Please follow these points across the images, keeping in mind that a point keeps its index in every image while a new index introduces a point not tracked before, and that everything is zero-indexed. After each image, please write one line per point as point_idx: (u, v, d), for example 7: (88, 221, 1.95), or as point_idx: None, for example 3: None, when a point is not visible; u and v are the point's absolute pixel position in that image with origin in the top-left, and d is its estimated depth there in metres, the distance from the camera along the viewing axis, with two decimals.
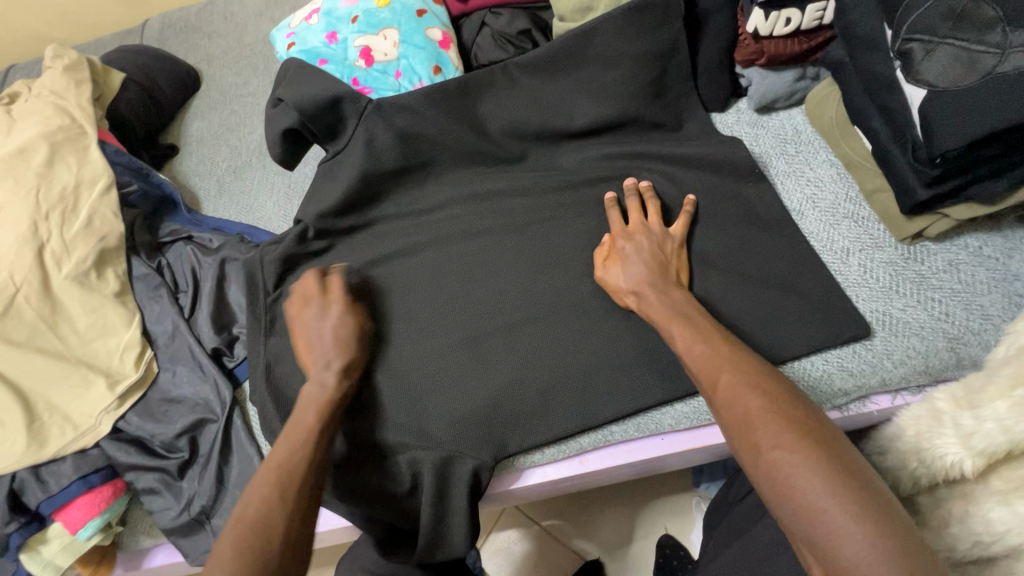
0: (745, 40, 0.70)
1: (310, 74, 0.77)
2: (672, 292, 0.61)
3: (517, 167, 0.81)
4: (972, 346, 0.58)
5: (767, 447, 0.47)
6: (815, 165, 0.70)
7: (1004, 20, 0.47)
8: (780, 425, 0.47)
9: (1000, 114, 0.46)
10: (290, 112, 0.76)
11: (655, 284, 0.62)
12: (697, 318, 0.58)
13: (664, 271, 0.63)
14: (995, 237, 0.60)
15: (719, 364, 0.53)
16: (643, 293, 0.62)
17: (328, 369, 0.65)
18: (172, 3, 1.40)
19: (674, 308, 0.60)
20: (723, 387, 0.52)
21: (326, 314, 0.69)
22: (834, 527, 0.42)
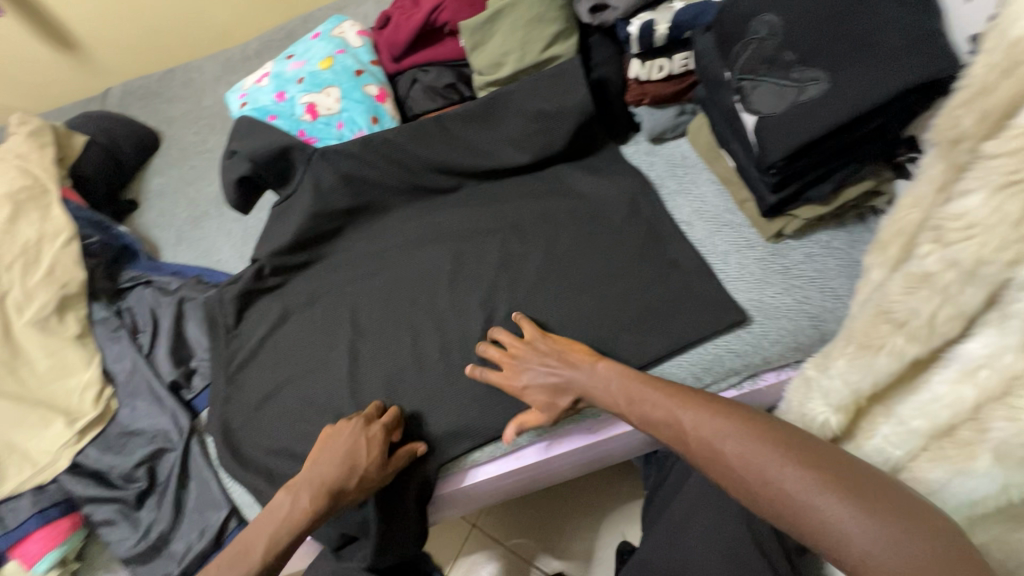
0: (630, 85, 0.84)
1: (261, 129, 0.87)
2: (598, 370, 0.67)
3: (450, 200, 0.91)
4: (830, 323, 0.70)
5: (773, 489, 0.48)
6: (700, 184, 0.83)
7: (800, 61, 0.60)
8: (770, 457, 0.49)
9: (803, 132, 0.59)
10: (243, 162, 0.85)
11: (584, 382, 0.68)
12: (639, 388, 0.63)
13: (567, 361, 0.70)
14: (840, 232, 0.73)
15: (697, 431, 0.55)
16: (591, 393, 0.67)
17: (301, 492, 0.66)
18: (135, 71, 1.50)
19: (614, 386, 0.65)
20: (707, 445, 0.54)
21: (349, 427, 0.70)
22: (817, 513, 0.44)
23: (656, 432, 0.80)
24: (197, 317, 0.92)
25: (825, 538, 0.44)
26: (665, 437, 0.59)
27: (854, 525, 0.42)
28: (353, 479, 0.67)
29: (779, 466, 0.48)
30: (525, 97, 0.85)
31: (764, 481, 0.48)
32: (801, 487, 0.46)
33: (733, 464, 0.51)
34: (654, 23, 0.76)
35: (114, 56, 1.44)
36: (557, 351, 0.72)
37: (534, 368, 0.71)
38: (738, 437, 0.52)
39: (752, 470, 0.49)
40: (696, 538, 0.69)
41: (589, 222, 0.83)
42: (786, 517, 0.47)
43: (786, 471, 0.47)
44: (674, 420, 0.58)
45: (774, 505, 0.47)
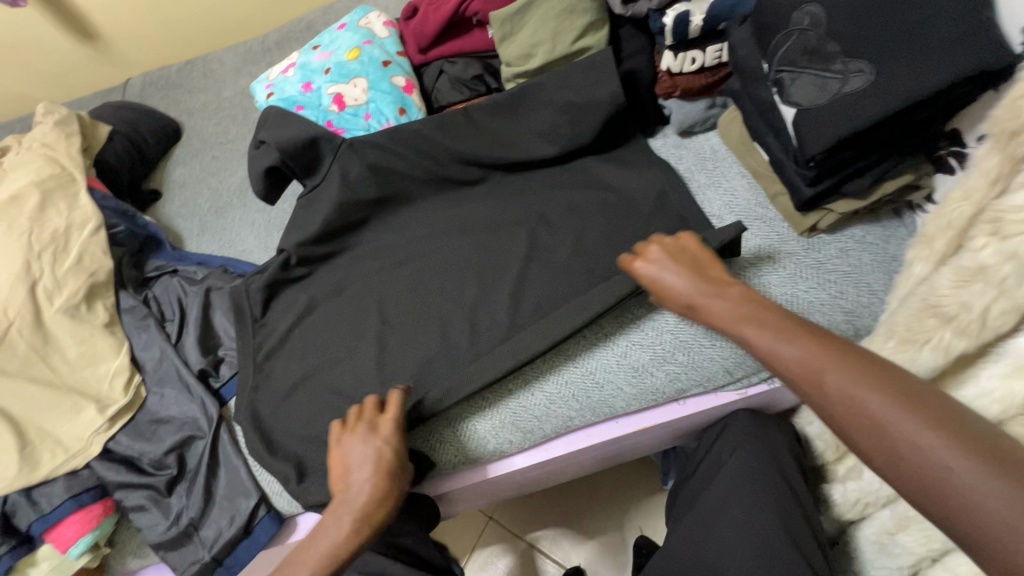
0: (661, 77, 0.84)
1: (288, 118, 0.87)
2: (725, 292, 0.60)
3: (478, 192, 0.90)
4: (864, 318, 0.69)
5: (905, 452, 0.42)
6: (731, 177, 0.82)
7: (843, 52, 0.59)
8: (908, 417, 0.43)
9: (846, 124, 0.58)
10: (271, 152, 0.85)
11: (705, 293, 0.61)
12: (762, 312, 0.56)
13: (699, 275, 0.63)
14: (875, 227, 0.72)
15: (826, 374, 0.48)
16: (697, 306, 0.61)
17: (348, 504, 0.64)
18: (154, 63, 1.51)
19: (736, 308, 0.58)
20: (832, 391, 0.47)
21: (371, 434, 0.67)
22: (955, 483, 0.39)
23: (683, 425, 0.80)
24: (223, 307, 0.92)
25: (987, 543, 0.37)
26: (792, 375, 0.50)
27: (997, 504, 0.37)
28: (383, 485, 0.65)
29: (951, 453, 0.40)
30: (554, 88, 0.85)
31: (922, 464, 0.41)
32: (975, 483, 0.38)
33: (886, 428, 0.43)
34: (689, 14, 0.74)
35: (134, 46, 1.45)
36: (691, 261, 0.65)
37: (665, 274, 0.64)
38: (875, 390, 0.45)
39: (909, 445, 0.42)
40: (727, 532, 0.69)
41: (619, 214, 0.82)
42: (945, 512, 0.40)
43: (956, 461, 0.40)
44: (812, 364, 0.49)
45: (931, 497, 0.40)
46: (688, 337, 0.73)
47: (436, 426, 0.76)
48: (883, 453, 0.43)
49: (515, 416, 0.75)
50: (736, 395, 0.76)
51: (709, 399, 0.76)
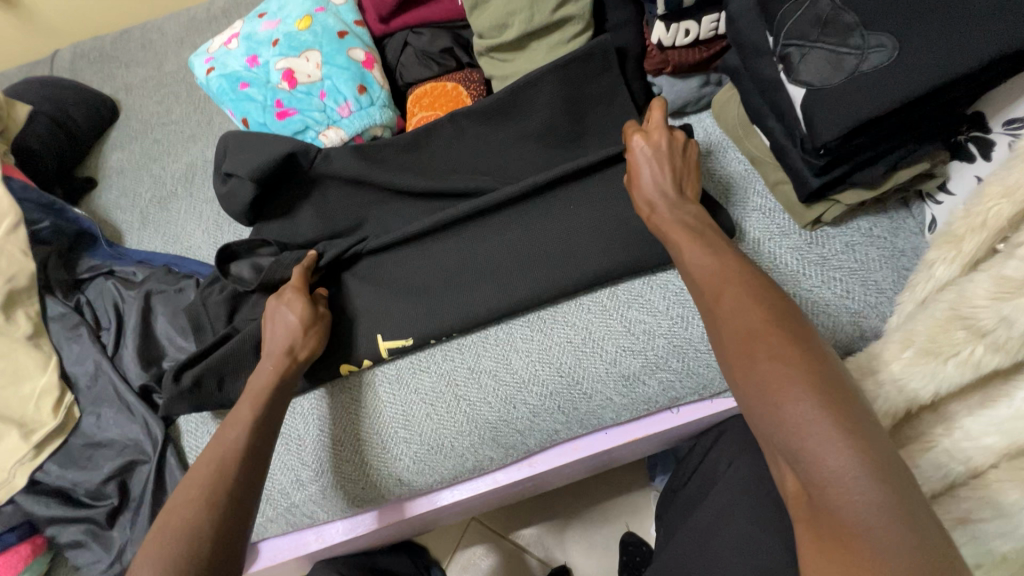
0: (652, 51, 0.76)
1: (252, 141, 0.76)
2: (684, 206, 0.59)
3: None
4: (872, 319, 0.64)
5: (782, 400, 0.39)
6: (726, 163, 0.74)
7: (862, 25, 0.53)
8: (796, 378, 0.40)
9: (862, 110, 0.51)
10: (244, 183, 0.74)
11: (666, 198, 0.60)
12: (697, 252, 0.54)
13: (677, 179, 0.61)
14: (881, 218, 0.67)
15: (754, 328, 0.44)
16: (656, 206, 0.60)
17: (271, 357, 0.64)
18: (87, 32, 1.35)
19: (688, 221, 0.57)
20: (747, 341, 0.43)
21: (281, 300, 0.67)
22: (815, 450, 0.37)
23: (677, 433, 0.75)
24: (167, 312, 0.82)
25: (804, 461, 0.37)
26: (704, 304, 0.50)
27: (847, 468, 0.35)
28: (302, 332, 0.65)
29: (801, 385, 0.39)
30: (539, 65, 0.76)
31: (774, 386, 0.40)
32: (816, 416, 0.37)
33: (758, 349, 0.42)
34: None
35: (60, 13, 1.28)
36: (673, 160, 0.61)
37: (648, 160, 0.61)
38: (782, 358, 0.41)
39: (764, 366, 0.41)
40: (727, 547, 0.64)
41: None
42: (777, 429, 0.39)
43: (796, 391, 0.39)
44: (718, 280, 0.50)
45: (767, 417, 0.40)
46: (683, 343, 0.67)
47: (410, 445, 0.69)
48: (748, 365, 0.42)
49: (495, 431, 0.68)
50: (733, 402, 0.71)
51: (705, 407, 0.70)
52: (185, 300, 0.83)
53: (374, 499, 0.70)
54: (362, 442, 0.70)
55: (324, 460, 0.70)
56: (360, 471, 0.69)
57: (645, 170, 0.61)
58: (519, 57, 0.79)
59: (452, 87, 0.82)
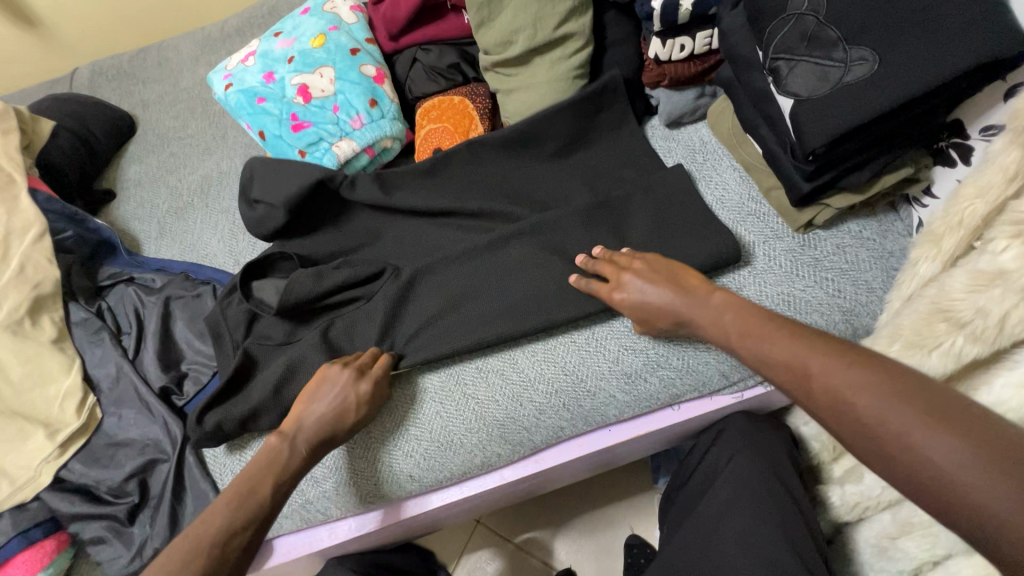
0: (648, 65, 0.79)
1: (279, 170, 0.81)
2: (709, 300, 0.61)
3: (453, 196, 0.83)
4: (863, 317, 0.67)
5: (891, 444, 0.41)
6: (721, 170, 0.78)
7: (845, 39, 0.56)
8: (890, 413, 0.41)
9: (846, 118, 0.55)
10: (273, 207, 0.80)
11: (682, 301, 0.62)
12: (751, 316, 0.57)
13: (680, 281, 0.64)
14: (871, 221, 0.70)
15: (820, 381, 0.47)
16: (677, 310, 0.62)
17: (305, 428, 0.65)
18: (106, 51, 1.40)
19: (721, 314, 0.59)
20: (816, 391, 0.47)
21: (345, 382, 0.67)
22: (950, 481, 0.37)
23: (678, 430, 0.77)
24: (186, 317, 0.86)
25: (932, 484, 0.38)
26: (780, 380, 0.51)
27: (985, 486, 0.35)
28: (343, 421, 0.66)
29: (897, 414, 0.41)
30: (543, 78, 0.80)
31: (879, 421, 0.41)
32: (929, 437, 0.38)
33: (841, 390, 0.45)
34: None
35: (80, 33, 1.34)
36: (659, 274, 0.65)
37: (644, 292, 0.64)
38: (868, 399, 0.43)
39: (858, 403, 0.43)
40: (729, 539, 0.67)
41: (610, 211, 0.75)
42: (891, 461, 0.40)
43: (898, 421, 0.40)
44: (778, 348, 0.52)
45: (903, 472, 0.40)
46: (682, 341, 0.69)
47: (420, 442, 0.71)
48: (845, 410, 0.44)
49: (503, 428, 0.71)
50: (732, 399, 0.73)
51: (705, 404, 0.73)
52: (203, 305, 0.86)
53: (387, 494, 0.72)
54: (375, 439, 0.72)
55: (337, 457, 0.73)
56: (374, 467, 0.72)
57: (638, 284, 0.65)
58: (522, 73, 0.82)
59: (459, 101, 0.86)
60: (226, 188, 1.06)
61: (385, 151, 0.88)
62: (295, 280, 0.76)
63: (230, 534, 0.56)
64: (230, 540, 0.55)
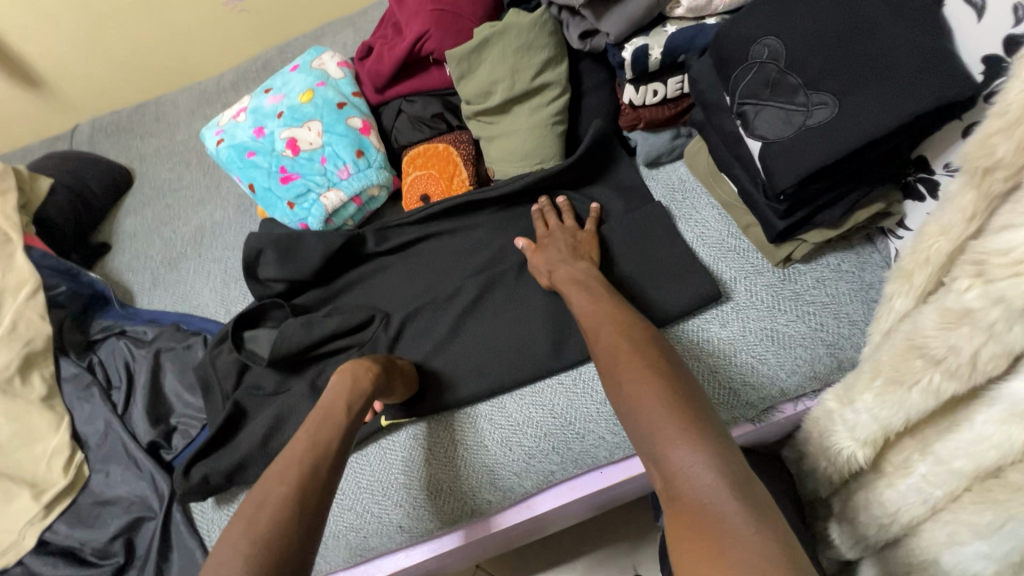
0: (624, 110, 0.82)
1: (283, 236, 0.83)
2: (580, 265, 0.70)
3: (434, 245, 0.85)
4: (847, 349, 0.67)
5: (627, 384, 0.51)
6: (700, 208, 0.79)
7: (806, 85, 0.58)
8: (636, 360, 0.52)
9: (811, 160, 0.57)
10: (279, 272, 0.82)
11: (597, 278, 0.68)
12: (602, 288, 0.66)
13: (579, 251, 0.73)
14: (848, 254, 0.71)
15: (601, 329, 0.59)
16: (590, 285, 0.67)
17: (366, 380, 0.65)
18: (105, 107, 1.45)
19: (580, 275, 0.69)
20: (605, 343, 0.57)
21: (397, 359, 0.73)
22: (648, 409, 0.47)
23: None
24: (176, 368, 0.86)
25: (661, 461, 0.44)
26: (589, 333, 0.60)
27: (664, 420, 0.45)
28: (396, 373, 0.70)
29: (665, 419, 0.45)
30: (523, 126, 0.82)
31: (635, 401, 0.48)
32: (651, 384, 0.49)
33: (624, 377, 0.51)
34: (648, 48, 0.73)
35: (81, 92, 1.39)
36: (575, 244, 0.74)
37: (555, 254, 0.73)
38: (633, 349, 0.54)
39: (627, 381, 0.51)
40: None
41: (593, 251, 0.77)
42: (654, 453, 0.45)
43: (663, 418, 0.45)
44: (609, 337, 0.57)
45: (625, 407, 0.49)
46: None
47: (410, 493, 0.70)
48: (619, 392, 0.51)
49: (493, 474, 0.70)
50: None
51: None
52: (194, 357, 0.86)
53: (376, 546, 0.71)
54: (363, 489, 0.72)
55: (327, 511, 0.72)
56: (361, 519, 0.71)
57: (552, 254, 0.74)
58: (503, 120, 0.85)
59: (444, 148, 0.89)
60: (219, 237, 1.08)
61: (372, 199, 0.90)
62: (286, 333, 0.77)
63: (304, 510, 0.52)
64: (299, 520, 0.51)
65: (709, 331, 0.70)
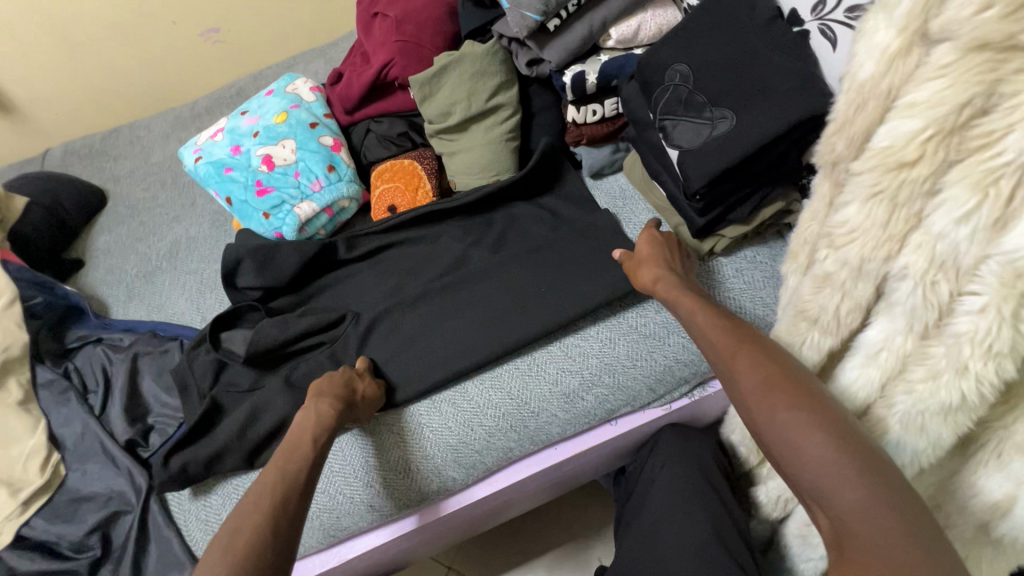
0: (569, 128, 0.93)
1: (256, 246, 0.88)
2: (686, 282, 0.70)
3: (399, 251, 0.92)
4: (762, 328, 0.78)
5: (778, 418, 0.48)
6: (637, 213, 0.90)
7: (711, 103, 0.70)
8: (781, 385, 0.50)
9: (717, 163, 0.68)
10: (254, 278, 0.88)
11: (671, 277, 0.71)
12: (705, 301, 0.64)
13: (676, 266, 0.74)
14: (762, 248, 0.82)
15: (734, 348, 0.55)
16: (662, 285, 0.70)
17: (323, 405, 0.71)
18: (78, 133, 1.49)
19: (689, 289, 0.68)
20: (735, 363, 0.54)
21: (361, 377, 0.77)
22: (808, 450, 0.46)
23: (621, 445, 0.84)
24: (153, 371, 0.90)
25: (831, 503, 0.44)
26: (710, 349, 0.58)
27: (833, 464, 0.44)
28: (364, 398, 0.75)
29: (820, 439, 0.45)
30: (479, 142, 0.92)
31: (792, 437, 0.47)
32: (798, 415, 0.48)
33: (773, 408, 0.49)
34: (584, 74, 0.84)
35: (55, 117, 1.43)
36: (669, 257, 0.75)
37: (655, 265, 0.73)
38: (765, 366, 0.52)
39: (778, 417, 0.48)
40: (665, 540, 0.74)
41: (543, 251, 0.86)
42: (804, 478, 0.46)
43: (814, 441, 0.46)
44: (729, 344, 0.56)
45: (779, 439, 0.48)
46: (612, 360, 0.78)
47: (379, 473, 0.76)
48: (769, 427, 0.49)
49: (457, 452, 0.77)
50: (663, 411, 0.81)
51: (640, 417, 0.81)
52: (170, 360, 0.91)
53: (349, 526, 0.76)
54: (335, 473, 0.77)
55: None
56: (334, 501, 0.76)
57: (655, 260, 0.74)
58: (462, 137, 0.94)
59: (409, 163, 0.98)
60: (194, 250, 1.13)
61: (343, 209, 0.98)
62: (261, 333, 0.83)
63: (275, 530, 0.56)
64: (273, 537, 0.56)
65: (645, 317, 0.80)
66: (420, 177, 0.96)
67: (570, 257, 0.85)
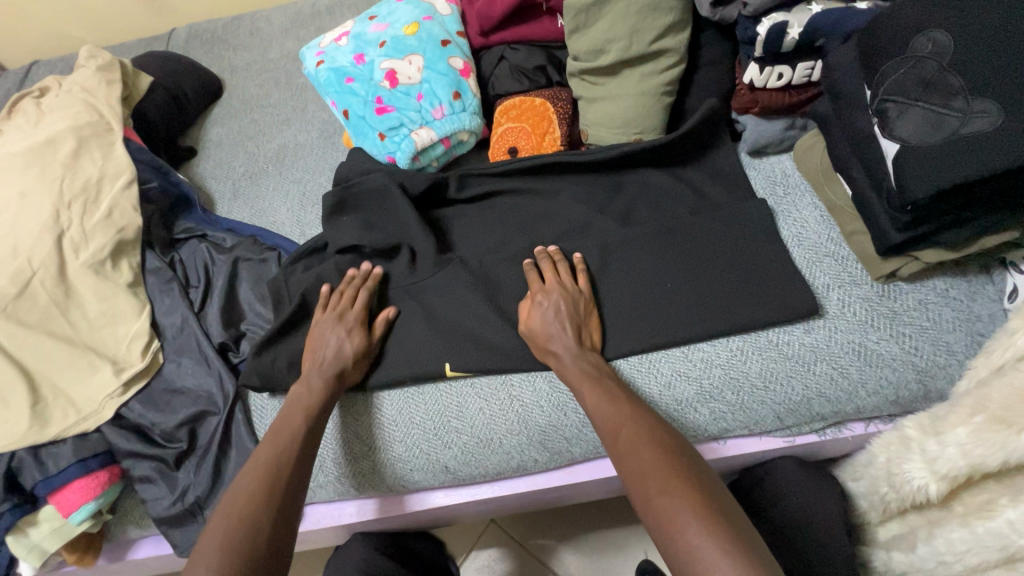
0: (741, 90, 0.77)
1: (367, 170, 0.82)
2: (587, 355, 0.68)
3: (514, 201, 0.83)
4: (938, 379, 0.64)
5: (655, 495, 0.52)
6: (802, 208, 0.75)
7: (968, 89, 0.53)
8: (664, 469, 0.53)
9: (958, 172, 0.52)
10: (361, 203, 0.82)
11: (571, 347, 0.68)
12: (605, 378, 0.65)
13: (581, 332, 0.69)
14: (959, 280, 0.66)
15: (623, 424, 0.59)
16: (561, 355, 0.68)
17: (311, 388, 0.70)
18: (200, 16, 1.46)
19: (589, 367, 0.67)
20: (623, 439, 0.58)
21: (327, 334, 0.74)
22: (682, 529, 0.49)
23: (722, 465, 0.75)
24: (251, 279, 0.89)
25: None
26: (599, 423, 0.62)
27: (705, 544, 0.47)
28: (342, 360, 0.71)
29: (697, 526, 0.48)
30: (630, 91, 0.79)
31: (666, 515, 0.50)
32: (679, 498, 0.51)
33: (652, 487, 0.53)
34: (787, 25, 0.68)
35: None
36: (575, 314, 0.69)
37: (549, 325, 0.69)
38: (646, 446, 0.56)
39: (657, 498, 0.52)
40: None
41: (682, 233, 0.74)
42: (680, 556, 0.48)
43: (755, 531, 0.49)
44: (618, 418, 0.60)
45: (656, 518, 0.51)
46: (738, 375, 0.68)
47: (459, 438, 0.72)
48: (649, 504, 0.52)
49: (544, 435, 0.71)
50: (783, 443, 0.71)
51: (754, 442, 0.71)
52: (267, 271, 0.89)
53: (418, 481, 0.74)
54: (414, 425, 0.73)
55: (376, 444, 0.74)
56: (409, 454, 0.73)
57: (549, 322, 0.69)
58: (610, 82, 0.81)
59: (540, 103, 0.86)
60: (300, 159, 1.10)
61: (460, 144, 0.89)
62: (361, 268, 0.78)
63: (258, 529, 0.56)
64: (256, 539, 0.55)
65: (791, 336, 0.68)
66: (551, 122, 0.85)
67: (712, 246, 0.72)
